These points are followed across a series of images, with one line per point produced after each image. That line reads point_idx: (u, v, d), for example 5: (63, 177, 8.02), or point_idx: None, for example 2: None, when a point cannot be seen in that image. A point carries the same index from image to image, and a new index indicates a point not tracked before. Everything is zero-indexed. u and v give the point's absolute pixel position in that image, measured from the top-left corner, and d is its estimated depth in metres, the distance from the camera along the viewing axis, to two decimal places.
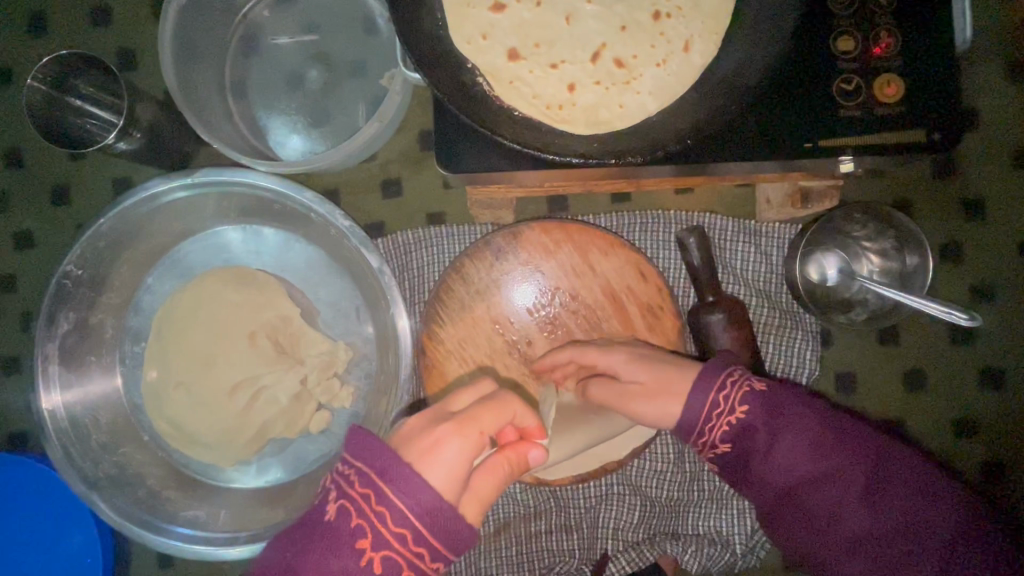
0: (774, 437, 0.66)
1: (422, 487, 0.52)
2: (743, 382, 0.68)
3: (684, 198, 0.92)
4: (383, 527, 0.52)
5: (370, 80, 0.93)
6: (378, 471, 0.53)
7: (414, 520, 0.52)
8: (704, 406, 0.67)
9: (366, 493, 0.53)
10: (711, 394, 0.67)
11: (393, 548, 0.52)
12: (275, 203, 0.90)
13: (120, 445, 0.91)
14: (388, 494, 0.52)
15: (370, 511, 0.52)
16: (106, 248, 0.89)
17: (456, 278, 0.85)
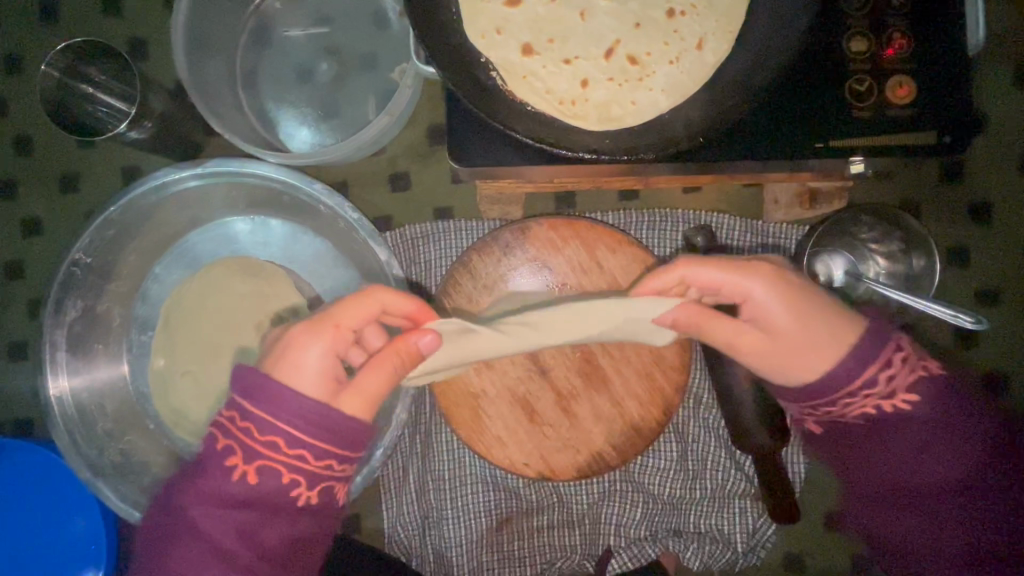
0: (922, 434, 0.67)
1: (301, 401, 0.68)
2: (918, 369, 0.68)
3: (691, 196, 0.93)
4: (267, 447, 0.68)
5: (380, 73, 0.93)
6: (256, 397, 0.68)
7: (288, 434, 0.67)
8: (850, 379, 0.66)
9: (245, 425, 0.69)
10: (872, 373, 0.66)
11: (267, 456, 0.69)
12: (283, 195, 0.91)
13: (125, 433, 0.91)
14: (267, 416, 0.67)
15: (239, 429, 0.69)
16: (115, 236, 0.89)
17: (462, 272, 0.85)
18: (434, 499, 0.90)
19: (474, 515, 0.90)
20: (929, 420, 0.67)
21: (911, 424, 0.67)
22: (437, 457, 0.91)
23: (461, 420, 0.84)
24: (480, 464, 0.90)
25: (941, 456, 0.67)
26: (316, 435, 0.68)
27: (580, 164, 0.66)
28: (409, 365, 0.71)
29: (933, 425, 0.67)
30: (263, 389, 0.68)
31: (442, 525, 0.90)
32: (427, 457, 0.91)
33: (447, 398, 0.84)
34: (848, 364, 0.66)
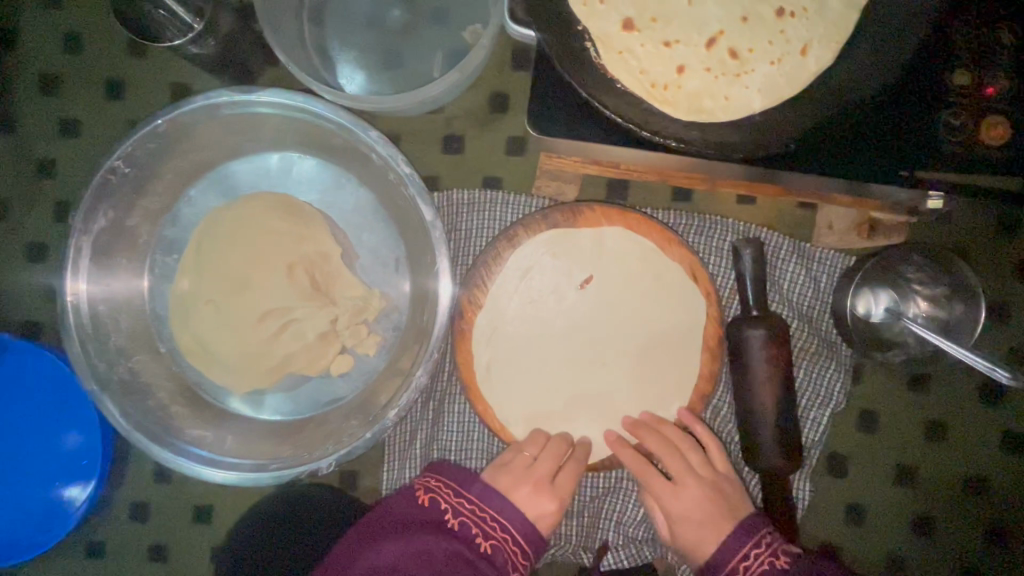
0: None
1: (522, 521, 0.79)
2: (766, 557, 0.74)
3: (745, 207, 0.91)
4: (493, 537, 0.77)
5: (451, 29, 0.90)
6: (485, 501, 0.79)
7: (516, 536, 0.78)
8: (727, 562, 0.76)
9: (469, 507, 0.78)
10: (737, 558, 0.76)
11: (496, 540, 0.77)
12: (336, 137, 0.88)
13: (136, 352, 0.89)
14: (515, 528, 0.78)
15: (484, 522, 0.78)
16: (157, 150, 0.86)
17: (506, 245, 0.83)
18: None
19: None
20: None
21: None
22: (447, 428, 0.89)
23: (479, 393, 0.83)
24: (488, 441, 0.89)
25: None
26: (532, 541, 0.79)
27: (659, 151, 0.64)
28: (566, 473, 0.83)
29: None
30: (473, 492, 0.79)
31: None
32: (436, 426, 0.90)
33: (468, 369, 0.83)
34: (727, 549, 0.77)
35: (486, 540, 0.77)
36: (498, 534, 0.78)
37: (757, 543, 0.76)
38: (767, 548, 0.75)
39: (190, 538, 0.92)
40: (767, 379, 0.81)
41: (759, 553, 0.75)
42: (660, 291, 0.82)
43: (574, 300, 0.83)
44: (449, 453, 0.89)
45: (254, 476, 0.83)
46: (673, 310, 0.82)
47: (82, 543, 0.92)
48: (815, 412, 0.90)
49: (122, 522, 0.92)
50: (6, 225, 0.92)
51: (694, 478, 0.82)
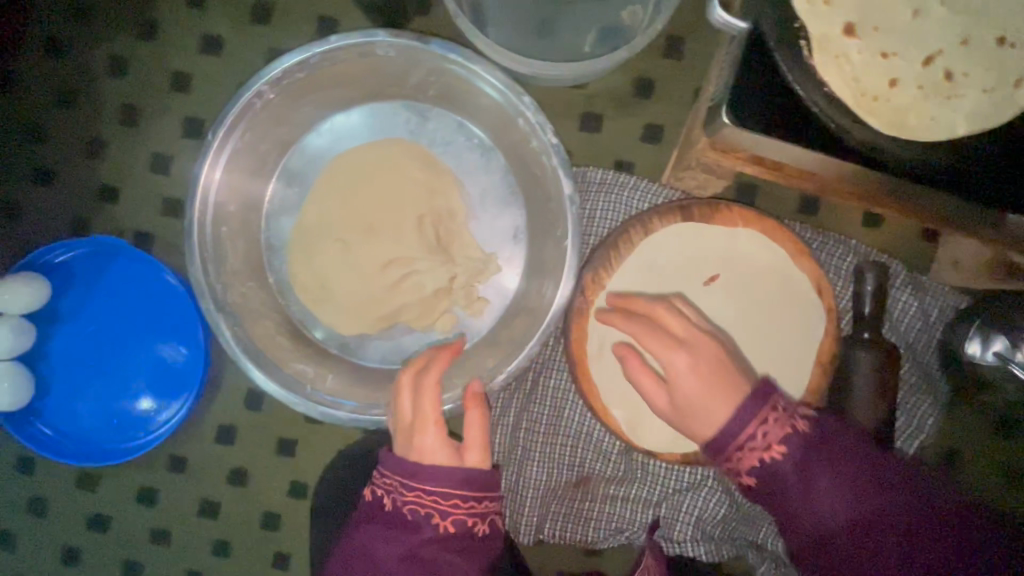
0: (808, 474, 0.60)
1: (443, 472, 0.68)
2: (787, 418, 0.61)
3: (866, 230, 0.92)
4: (428, 508, 0.67)
5: (610, 7, 0.89)
6: (396, 470, 0.69)
7: (460, 497, 0.68)
8: (739, 434, 0.62)
9: (401, 486, 0.69)
10: (749, 423, 0.62)
11: (454, 510, 0.68)
12: (483, 97, 0.86)
13: (249, 278, 0.90)
14: (432, 484, 0.67)
15: (423, 497, 0.68)
16: (302, 81, 0.84)
17: (638, 231, 0.83)
18: (526, 437, 0.92)
19: (559, 467, 0.92)
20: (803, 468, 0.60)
21: (786, 472, 0.60)
22: (541, 401, 0.91)
23: (588, 372, 0.83)
24: (581, 419, 0.91)
25: (826, 489, 0.60)
26: (461, 487, 0.68)
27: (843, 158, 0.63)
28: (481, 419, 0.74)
29: (802, 473, 0.60)
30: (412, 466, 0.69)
31: (525, 465, 0.92)
32: (531, 397, 0.92)
33: (579, 345, 0.83)
34: (736, 427, 0.63)
35: (410, 509, 0.68)
36: (431, 501, 0.67)
37: (770, 412, 0.62)
38: (784, 411, 0.62)
39: (272, 468, 0.94)
40: (873, 403, 0.82)
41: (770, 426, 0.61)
42: (782, 299, 0.83)
43: (698, 297, 0.83)
44: (540, 424, 0.91)
45: (353, 418, 0.83)
46: (792, 319, 0.83)
47: (167, 457, 0.93)
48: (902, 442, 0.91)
49: (209, 443, 0.93)
50: (133, 133, 0.92)
51: (677, 346, 0.69)
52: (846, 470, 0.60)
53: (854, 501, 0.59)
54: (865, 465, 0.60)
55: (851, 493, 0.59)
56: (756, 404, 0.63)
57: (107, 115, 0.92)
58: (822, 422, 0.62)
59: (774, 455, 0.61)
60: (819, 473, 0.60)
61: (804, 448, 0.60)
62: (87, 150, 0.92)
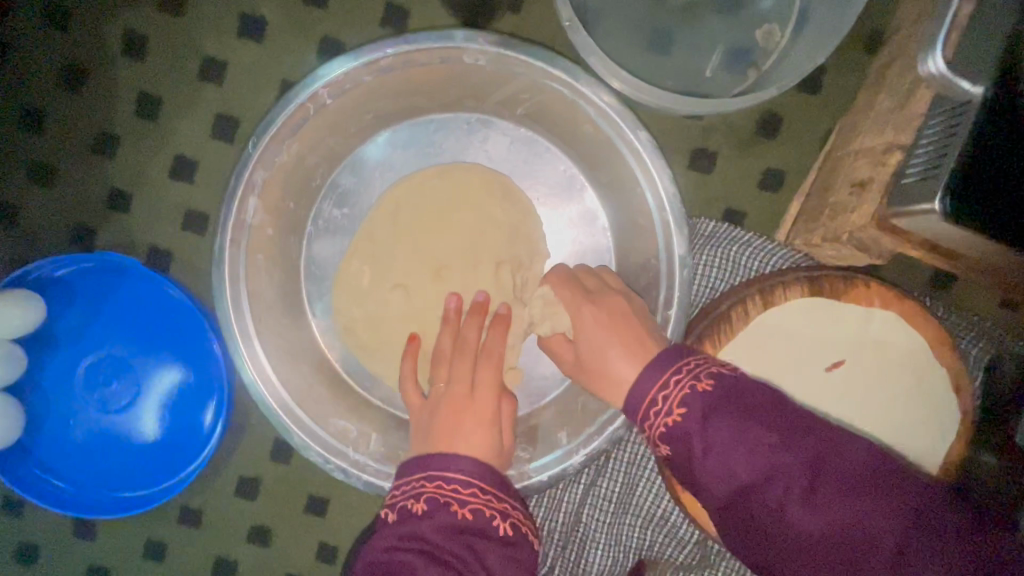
0: (709, 437, 0.51)
1: (466, 461, 0.56)
2: (688, 382, 0.53)
3: (1002, 310, 0.80)
4: (452, 501, 0.53)
5: (742, 24, 0.74)
6: (420, 464, 0.56)
7: (479, 489, 0.54)
8: (645, 393, 0.54)
9: (420, 482, 0.55)
10: (658, 381, 0.54)
11: (475, 502, 0.54)
12: (586, 124, 0.71)
13: (285, 315, 0.76)
14: (464, 474, 0.55)
15: (444, 491, 0.54)
16: (367, 85, 0.68)
17: (759, 303, 0.69)
18: (589, 516, 0.82)
19: (623, 550, 0.81)
20: (709, 427, 0.51)
21: (690, 434, 0.51)
22: (610, 475, 0.81)
23: None
24: (657, 500, 0.80)
25: (737, 452, 0.50)
26: (486, 483, 0.55)
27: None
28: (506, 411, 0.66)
29: (705, 436, 0.51)
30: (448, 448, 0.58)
31: (586, 547, 0.82)
32: (600, 471, 0.81)
33: None
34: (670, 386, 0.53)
35: (427, 498, 0.54)
36: (450, 495, 0.54)
37: (692, 360, 0.54)
38: (688, 375, 0.53)
39: (299, 527, 0.82)
40: None
41: (674, 390, 0.53)
42: (913, 394, 0.71)
43: (817, 383, 0.71)
44: (608, 501, 0.81)
45: None
46: (921, 418, 0.71)
47: (179, 509, 0.81)
48: None
49: (228, 495, 0.81)
50: (151, 128, 0.76)
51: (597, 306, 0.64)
52: (747, 419, 0.51)
53: (763, 466, 0.49)
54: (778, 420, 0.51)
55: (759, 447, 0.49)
56: (678, 355, 0.55)
57: (121, 104, 0.76)
58: (728, 380, 0.53)
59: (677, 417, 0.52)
60: (723, 432, 0.50)
61: (708, 408, 0.52)
62: (95, 145, 0.76)
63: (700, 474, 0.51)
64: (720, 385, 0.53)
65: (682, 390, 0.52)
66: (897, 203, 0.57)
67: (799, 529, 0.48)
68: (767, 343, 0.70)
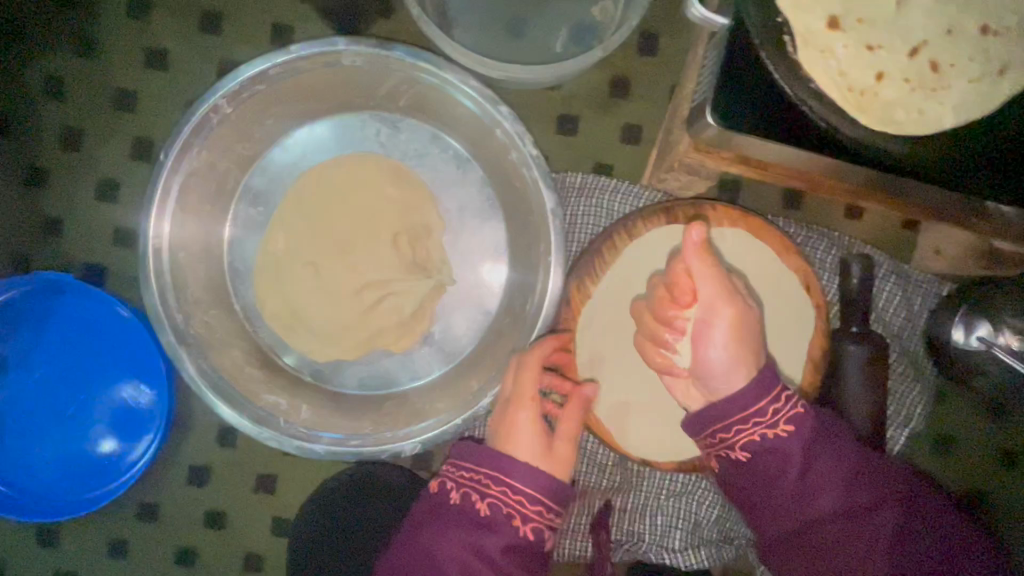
0: (810, 457, 0.64)
1: (535, 473, 0.67)
2: (796, 403, 0.65)
3: (851, 222, 0.91)
4: (512, 507, 0.66)
5: (581, 5, 0.86)
6: (483, 463, 0.68)
7: (535, 497, 0.66)
8: (753, 404, 0.65)
9: (477, 486, 0.67)
10: (764, 402, 0.65)
11: (533, 517, 0.66)
12: (457, 106, 0.82)
13: (212, 307, 0.84)
14: (511, 480, 0.66)
15: (508, 498, 0.66)
16: (262, 93, 0.79)
17: (623, 237, 0.80)
18: None
19: None
20: (811, 448, 0.64)
21: (790, 453, 0.64)
22: None
23: (580, 386, 0.80)
24: (574, 429, 0.89)
25: (824, 468, 0.63)
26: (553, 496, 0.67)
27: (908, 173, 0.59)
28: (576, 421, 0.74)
29: (807, 452, 0.64)
30: (734, 295, 0.69)
31: None
32: None
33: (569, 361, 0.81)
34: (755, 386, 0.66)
35: (489, 501, 0.66)
36: (518, 501, 0.66)
37: (787, 399, 0.66)
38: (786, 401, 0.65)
39: (250, 506, 0.88)
40: (863, 395, 0.83)
41: (786, 404, 0.65)
42: (771, 299, 0.82)
43: None
44: None
45: (333, 453, 0.78)
46: (780, 320, 0.82)
47: (136, 503, 0.87)
48: (895, 431, 0.90)
49: (180, 484, 0.87)
50: (75, 158, 0.85)
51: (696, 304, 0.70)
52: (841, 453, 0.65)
53: (847, 487, 0.63)
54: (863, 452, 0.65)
55: (846, 477, 0.63)
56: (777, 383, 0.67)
57: (46, 140, 0.85)
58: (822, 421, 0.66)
59: (781, 432, 0.64)
60: (821, 456, 0.64)
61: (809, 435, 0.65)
62: (25, 178, 0.85)
63: (787, 486, 0.64)
64: (818, 415, 0.66)
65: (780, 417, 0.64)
66: (699, 133, 0.67)
67: (871, 549, 0.61)
68: (638, 272, 0.81)
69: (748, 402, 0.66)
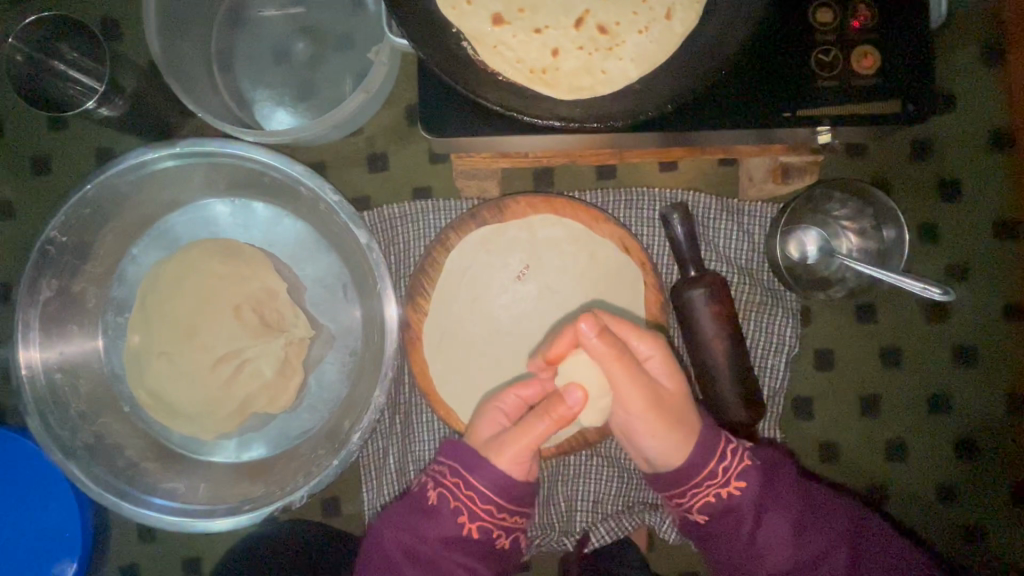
0: (761, 511, 0.72)
1: (490, 468, 0.71)
2: (743, 455, 0.74)
3: (669, 174, 0.93)
4: (461, 500, 0.72)
5: (357, 53, 0.92)
6: (456, 459, 0.74)
7: (497, 500, 0.71)
8: (702, 470, 0.72)
9: (455, 482, 0.73)
10: (713, 462, 0.72)
11: (482, 518, 0.72)
12: (265, 176, 0.90)
13: (100, 415, 0.89)
14: (470, 475, 0.72)
15: (461, 496, 0.72)
16: (91, 215, 0.87)
17: (440, 250, 0.85)
18: (415, 480, 0.91)
19: None
20: (761, 500, 0.72)
21: (742, 508, 0.72)
22: (418, 438, 0.91)
23: (440, 399, 0.85)
24: None
25: (774, 524, 0.72)
26: (507, 497, 0.71)
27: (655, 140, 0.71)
28: (559, 417, 0.67)
29: (756, 508, 0.72)
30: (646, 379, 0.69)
31: None
32: (407, 438, 0.92)
33: (424, 377, 0.85)
34: (700, 450, 0.72)
35: (441, 492, 0.73)
36: (469, 497, 0.72)
37: (735, 455, 0.73)
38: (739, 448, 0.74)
39: None
40: (714, 333, 0.83)
41: (731, 461, 0.72)
42: (595, 270, 0.86)
43: (514, 292, 0.86)
44: (423, 464, 0.91)
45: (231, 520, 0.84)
46: (612, 286, 0.85)
47: None
48: (772, 361, 0.90)
49: None
50: None
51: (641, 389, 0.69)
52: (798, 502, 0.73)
53: (796, 540, 0.71)
54: (806, 496, 0.74)
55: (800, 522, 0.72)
56: (723, 440, 0.74)
57: None
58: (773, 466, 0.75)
59: (734, 490, 0.72)
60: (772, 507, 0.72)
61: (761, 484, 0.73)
62: None
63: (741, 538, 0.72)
64: (765, 465, 0.75)
65: (736, 469, 0.72)
66: (448, 146, 0.72)
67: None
68: (463, 280, 0.86)
69: (700, 464, 0.72)
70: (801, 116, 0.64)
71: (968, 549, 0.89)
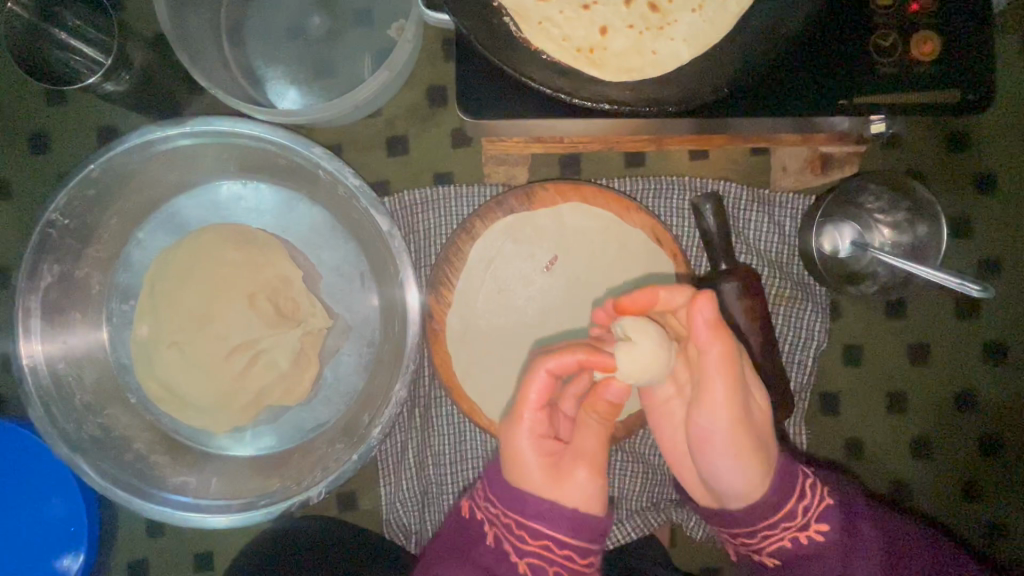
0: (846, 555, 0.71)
1: (550, 515, 0.69)
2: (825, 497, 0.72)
3: (699, 163, 0.90)
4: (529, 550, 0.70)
5: (377, 29, 0.88)
6: (505, 504, 0.71)
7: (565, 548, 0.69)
8: (783, 513, 0.71)
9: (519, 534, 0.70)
10: (794, 503, 0.71)
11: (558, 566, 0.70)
12: (280, 158, 0.86)
13: (105, 407, 0.85)
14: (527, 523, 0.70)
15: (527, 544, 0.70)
16: (95, 197, 0.82)
17: (465, 239, 0.82)
18: (435, 476, 0.89)
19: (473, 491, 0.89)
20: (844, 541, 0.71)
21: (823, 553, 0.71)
22: (438, 433, 0.89)
23: (463, 393, 0.82)
24: (481, 436, 0.88)
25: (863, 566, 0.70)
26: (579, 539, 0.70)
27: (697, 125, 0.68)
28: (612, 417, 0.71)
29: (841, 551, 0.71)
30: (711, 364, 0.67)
31: (441, 501, 0.89)
32: (426, 432, 0.89)
33: (446, 369, 0.82)
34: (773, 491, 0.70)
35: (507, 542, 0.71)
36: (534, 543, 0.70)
37: (816, 496, 0.72)
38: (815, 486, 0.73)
39: None
40: (746, 328, 0.80)
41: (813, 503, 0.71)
42: (623, 260, 0.83)
43: (541, 283, 0.83)
44: (443, 459, 0.89)
45: (245, 516, 0.81)
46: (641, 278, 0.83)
47: None
48: (799, 356, 0.89)
49: None
50: None
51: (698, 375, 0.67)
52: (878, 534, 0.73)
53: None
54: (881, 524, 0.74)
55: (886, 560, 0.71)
56: (801, 480, 0.72)
57: None
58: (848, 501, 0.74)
59: (814, 532, 0.71)
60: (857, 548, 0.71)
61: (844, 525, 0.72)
62: None
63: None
64: (841, 506, 0.73)
65: (818, 508, 0.71)
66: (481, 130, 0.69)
67: None
68: (489, 271, 0.83)
69: (782, 504, 0.71)
70: (856, 103, 0.61)
71: (991, 545, 0.88)
